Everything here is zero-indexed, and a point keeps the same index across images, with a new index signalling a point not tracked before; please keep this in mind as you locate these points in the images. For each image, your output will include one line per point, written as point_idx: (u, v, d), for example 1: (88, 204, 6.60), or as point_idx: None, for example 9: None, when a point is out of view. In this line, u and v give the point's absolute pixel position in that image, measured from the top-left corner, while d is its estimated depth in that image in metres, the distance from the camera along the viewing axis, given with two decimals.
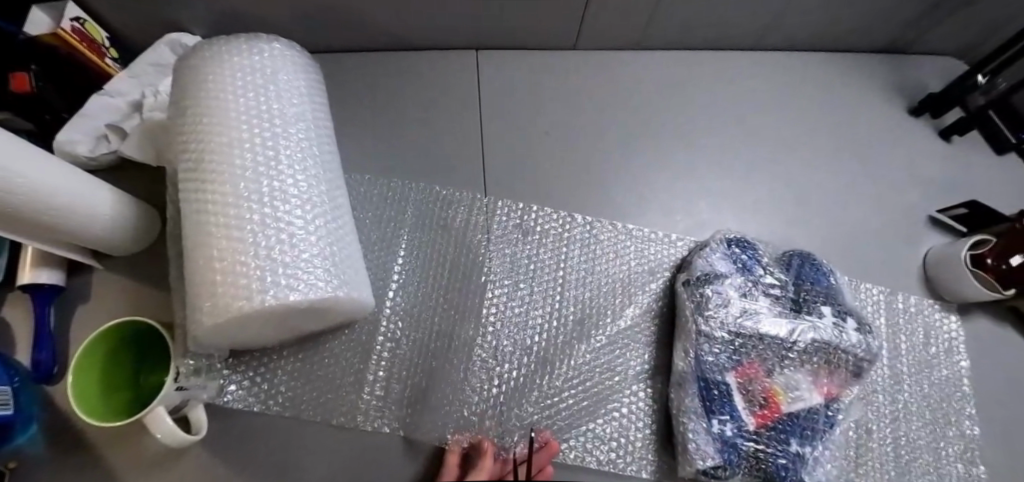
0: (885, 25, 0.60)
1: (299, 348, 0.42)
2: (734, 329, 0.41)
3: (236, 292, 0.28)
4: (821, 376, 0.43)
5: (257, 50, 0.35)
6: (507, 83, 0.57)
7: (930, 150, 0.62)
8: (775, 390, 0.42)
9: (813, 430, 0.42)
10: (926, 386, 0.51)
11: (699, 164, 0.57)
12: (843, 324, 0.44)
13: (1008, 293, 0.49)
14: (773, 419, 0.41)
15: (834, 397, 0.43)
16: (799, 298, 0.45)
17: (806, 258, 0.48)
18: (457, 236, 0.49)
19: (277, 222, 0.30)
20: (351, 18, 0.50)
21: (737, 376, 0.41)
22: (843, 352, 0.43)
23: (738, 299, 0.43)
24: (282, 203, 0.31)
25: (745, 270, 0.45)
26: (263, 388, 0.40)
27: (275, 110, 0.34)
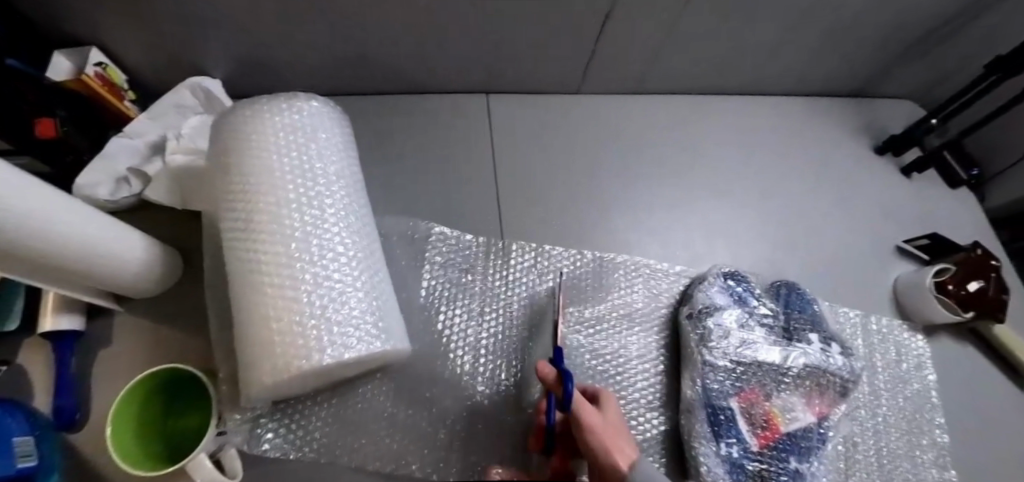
0: (861, 69, 0.64)
1: (334, 394, 0.44)
2: (735, 358, 0.44)
3: (295, 353, 0.32)
4: (814, 398, 0.45)
5: (297, 110, 0.39)
6: (514, 122, 0.60)
7: (894, 185, 0.65)
8: (775, 413, 0.44)
9: (808, 447, 0.44)
10: (896, 399, 0.53)
11: (692, 195, 0.60)
12: (830, 349, 0.47)
13: (967, 315, 0.52)
14: (774, 439, 0.42)
15: (825, 414, 0.45)
16: (790, 327, 0.48)
17: (793, 289, 0.51)
18: (477, 274, 0.51)
19: (322, 279, 0.34)
20: (366, 63, 0.53)
21: (739, 401, 0.43)
22: (834, 373, 0.46)
23: (737, 330, 0.45)
24: (331, 262, 0.35)
25: (742, 302, 0.48)
26: (299, 434, 0.41)
27: (317, 170, 0.38)
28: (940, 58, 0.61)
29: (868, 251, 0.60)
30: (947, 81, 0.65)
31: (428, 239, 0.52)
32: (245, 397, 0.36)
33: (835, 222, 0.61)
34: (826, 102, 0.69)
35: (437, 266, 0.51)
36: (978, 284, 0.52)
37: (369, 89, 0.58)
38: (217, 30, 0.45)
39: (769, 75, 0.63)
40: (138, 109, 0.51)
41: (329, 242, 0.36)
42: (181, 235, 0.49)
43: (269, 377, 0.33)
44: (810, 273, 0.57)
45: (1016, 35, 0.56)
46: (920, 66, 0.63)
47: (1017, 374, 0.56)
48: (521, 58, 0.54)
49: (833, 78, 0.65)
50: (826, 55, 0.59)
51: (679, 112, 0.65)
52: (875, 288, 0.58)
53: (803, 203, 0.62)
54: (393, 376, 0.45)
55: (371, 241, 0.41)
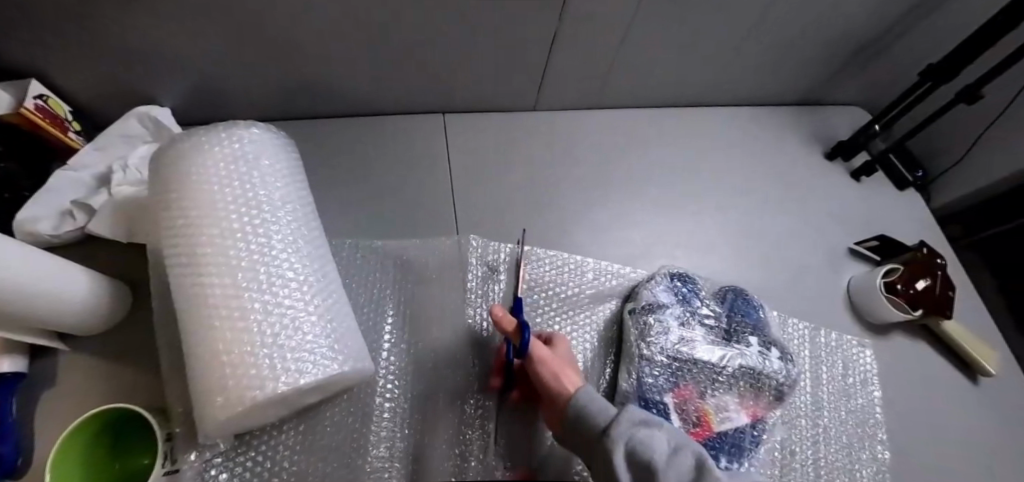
0: (807, 79, 0.66)
1: (302, 419, 0.42)
2: (671, 354, 0.45)
3: (248, 383, 0.31)
4: (747, 399, 0.46)
5: (239, 138, 0.39)
6: (473, 140, 0.60)
7: (845, 189, 0.67)
8: (708, 412, 0.45)
9: (740, 448, 0.44)
10: (840, 412, 0.52)
11: (647, 205, 0.61)
12: (768, 353, 0.47)
13: (915, 313, 0.55)
14: (705, 437, 0.44)
15: (759, 417, 0.46)
16: (731, 328, 0.49)
17: (742, 295, 0.51)
18: (433, 284, 0.51)
19: (277, 307, 0.34)
20: (320, 87, 0.53)
21: (674, 397, 0.45)
22: (766, 377, 0.46)
23: (676, 327, 0.47)
24: (281, 287, 0.35)
25: (685, 300, 0.49)
26: (266, 467, 0.40)
27: (261, 197, 0.38)
28: (879, 66, 0.64)
29: (820, 255, 0.62)
30: (888, 89, 0.68)
31: (381, 248, 0.52)
32: (200, 434, 0.34)
33: (789, 227, 0.63)
34: (777, 112, 0.72)
35: (399, 289, 0.50)
36: (925, 282, 0.55)
37: (325, 112, 0.58)
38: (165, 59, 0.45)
39: (720, 88, 0.66)
40: (85, 140, 0.50)
41: (280, 268, 0.36)
42: (128, 269, 0.48)
43: (221, 411, 0.31)
44: (763, 279, 0.59)
45: (944, 45, 0.60)
46: (862, 74, 0.66)
47: (966, 368, 0.58)
48: (479, 78, 0.55)
49: (782, 88, 0.68)
50: (773, 66, 0.62)
51: (636, 126, 0.66)
52: (831, 291, 0.59)
53: (756, 211, 0.63)
54: (351, 402, 0.44)
55: (325, 263, 0.40)
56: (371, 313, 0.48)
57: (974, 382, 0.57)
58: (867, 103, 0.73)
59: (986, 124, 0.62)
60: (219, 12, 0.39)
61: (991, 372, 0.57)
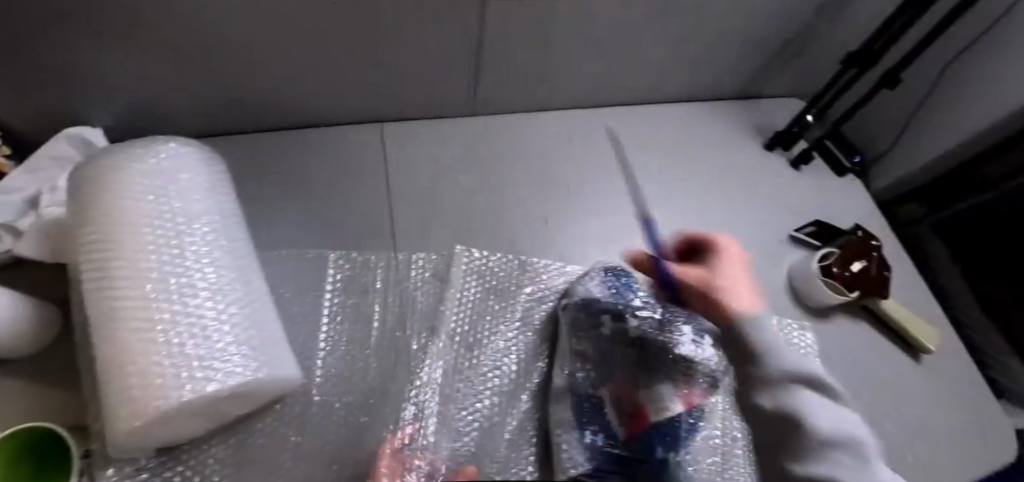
0: (739, 75, 0.69)
1: (232, 432, 0.42)
2: (601, 346, 0.47)
3: (152, 394, 0.31)
4: (682, 389, 0.45)
5: (155, 153, 0.39)
6: (411, 146, 0.61)
7: (783, 178, 0.69)
8: (646, 403, 0.44)
9: (676, 436, 0.44)
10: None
11: (588, 203, 0.62)
12: (702, 341, 0.46)
13: (852, 295, 0.57)
14: (642, 429, 0.43)
15: (697, 404, 0.46)
16: (665, 318, 0.48)
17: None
18: (369, 290, 0.50)
19: (188, 316, 0.34)
20: (251, 102, 0.54)
21: (608, 391, 0.45)
22: (699, 364, 0.46)
23: (609, 321, 0.48)
24: (191, 297, 0.35)
25: (620, 293, 0.50)
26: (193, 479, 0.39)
27: (177, 209, 0.38)
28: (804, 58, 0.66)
29: (760, 243, 0.63)
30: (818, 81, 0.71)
31: (320, 255, 0.51)
32: (113, 447, 0.34)
33: (729, 218, 0.65)
34: (715, 107, 0.73)
35: (334, 298, 0.49)
36: (861, 263, 0.57)
37: (264, 127, 0.59)
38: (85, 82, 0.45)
39: (655, 86, 0.68)
40: (14, 163, 0.50)
41: (190, 279, 0.36)
42: (59, 290, 0.48)
43: (126, 424, 0.31)
44: None
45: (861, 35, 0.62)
46: (789, 67, 0.68)
47: (908, 347, 0.59)
48: (415, 86, 0.57)
49: (719, 83, 0.70)
50: (702, 64, 0.64)
51: (577, 127, 0.68)
52: (773, 276, 0.60)
53: (694, 204, 0.65)
54: (285, 410, 0.44)
55: (244, 273, 0.41)
56: (306, 322, 0.48)
57: (917, 359, 0.58)
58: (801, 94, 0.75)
59: (909, 113, 0.68)
60: (132, 34, 0.40)
61: (932, 349, 0.58)
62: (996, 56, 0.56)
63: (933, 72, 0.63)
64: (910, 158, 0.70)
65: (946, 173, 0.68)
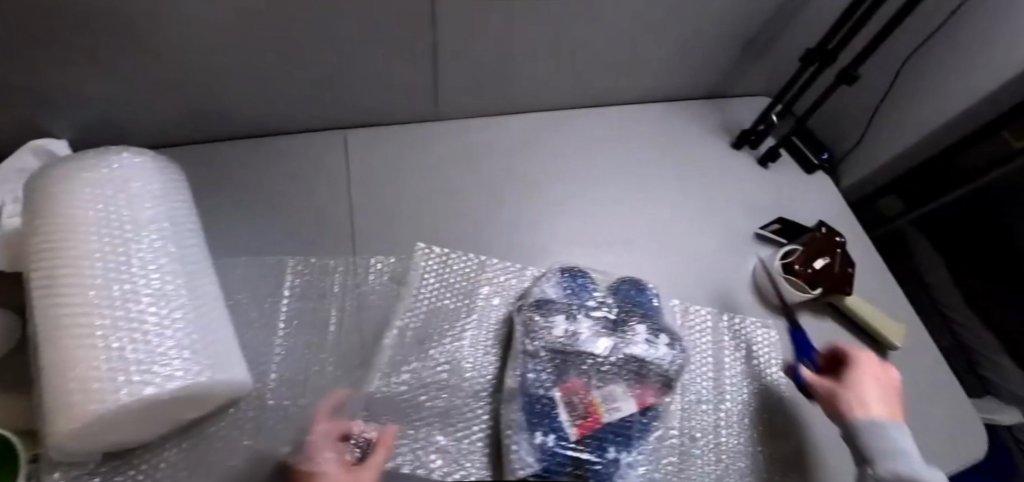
0: (700, 76, 0.70)
1: (184, 436, 0.42)
2: (553, 347, 0.46)
3: (90, 397, 0.31)
4: (635, 387, 0.46)
5: (106, 163, 0.40)
6: (373, 152, 0.62)
7: (751, 177, 0.69)
8: (598, 402, 0.44)
9: (627, 435, 0.44)
10: (741, 398, 0.52)
11: (553, 203, 0.62)
12: (656, 340, 0.48)
13: (814, 292, 0.56)
14: (593, 429, 0.43)
15: (651, 404, 0.46)
16: (620, 319, 0.50)
17: (636, 283, 0.53)
18: (326, 293, 0.51)
19: (130, 322, 0.35)
20: (212, 112, 0.54)
21: (562, 392, 0.44)
22: (652, 364, 0.47)
23: (563, 322, 0.48)
24: (133, 303, 0.36)
25: (574, 293, 0.50)
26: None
27: (125, 216, 0.39)
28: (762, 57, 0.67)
29: (725, 242, 0.63)
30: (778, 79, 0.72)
31: (280, 260, 0.52)
32: (58, 451, 0.34)
33: (695, 215, 0.65)
34: (681, 107, 0.74)
35: (292, 302, 0.50)
36: (824, 260, 0.57)
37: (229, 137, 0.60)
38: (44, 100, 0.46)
39: (617, 88, 0.69)
40: None
41: (133, 285, 0.36)
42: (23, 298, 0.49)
43: (64, 427, 0.32)
44: (669, 265, 0.60)
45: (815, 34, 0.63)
46: (749, 68, 0.70)
47: (877, 344, 0.58)
48: (376, 94, 0.58)
49: (683, 83, 0.71)
50: (661, 66, 0.65)
51: (542, 130, 0.68)
52: (736, 278, 0.61)
53: (660, 203, 0.65)
54: (240, 413, 0.44)
55: (193, 279, 0.42)
56: (264, 326, 0.49)
57: (883, 356, 0.58)
58: (766, 91, 0.76)
59: (872, 109, 0.69)
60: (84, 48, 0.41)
61: (898, 346, 0.57)
62: (953, 51, 0.56)
63: (893, 68, 0.64)
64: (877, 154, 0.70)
65: (911, 173, 0.70)
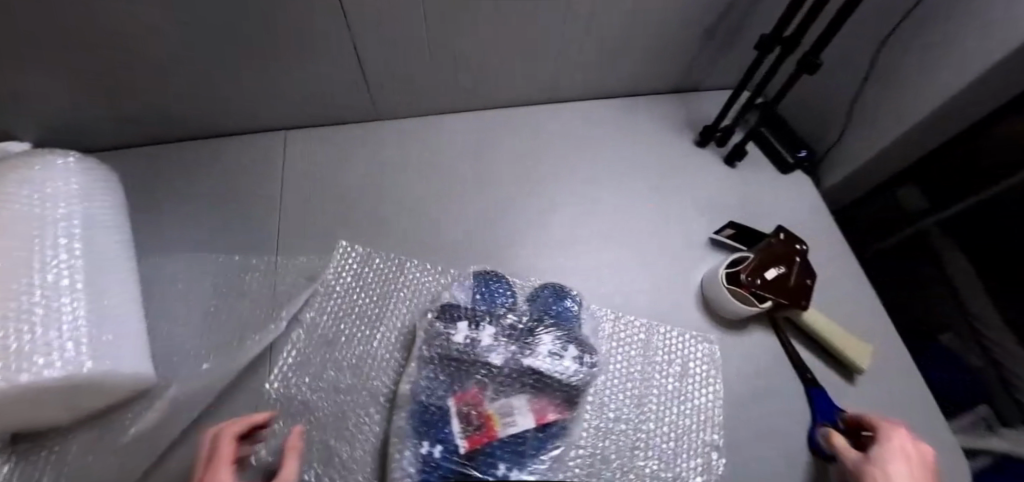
0: (658, 67, 0.67)
1: (97, 422, 0.44)
2: (447, 353, 0.44)
3: None
4: (535, 401, 0.43)
5: (33, 164, 0.43)
6: (314, 151, 0.62)
7: (714, 176, 0.66)
8: (493, 413, 0.41)
9: (522, 452, 0.41)
10: (667, 418, 0.48)
11: (492, 201, 0.61)
12: (563, 352, 0.45)
13: (763, 306, 0.51)
14: (485, 443, 0.40)
15: (551, 421, 0.43)
16: (529, 328, 0.47)
17: (557, 291, 0.49)
18: (247, 289, 0.52)
19: (23, 313, 0.36)
20: (161, 112, 0.56)
21: (456, 401, 0.42)
22: (550, 376, 0.43)
23: (467, 329, 0.45)
24: (28, 296, 0.37)
25: (485, 299, 0.48)
26: (50, 465, 0.41)
27: (42, 213, 0.41)
28: (721, 46, 0.64)
29: (677, 245, 0.59)
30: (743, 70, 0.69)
31: (210, 256, 0.53)
32: None
33: (645, 219, 0.61)
34: (644, 101, 0.72)
35: (216, 297, 0.51)
36: (778, 270, 0.51)
37: (175, 139, 0.61)
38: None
39: (569, 83, 0.68)
40: None
41: (29, 279, 0.38)
42: None
43: None
44: (609, 266, 0.57)
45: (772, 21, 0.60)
46: (709, 59, 0.66)
47: (841, 366, 0.52)
48: (317, 95, 0.59)
49: (639, 72, 0.68)
50: (610, 59, 0.63)
51: (487, 129, 0.67)
52: (680, 287, 0.56)
53: (609, 204, 0.62)
54: (151, 402, 0.46)
55: (100, 276, 0.43)
56: (186, 318, 0.50)
57: (851, 381, 0.51)
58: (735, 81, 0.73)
59: (860, 83, 0.59)
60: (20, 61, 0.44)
61: (865, 370, 0.50)
62: (937, 34, 0.49)
63: (866, 57, 0.57)
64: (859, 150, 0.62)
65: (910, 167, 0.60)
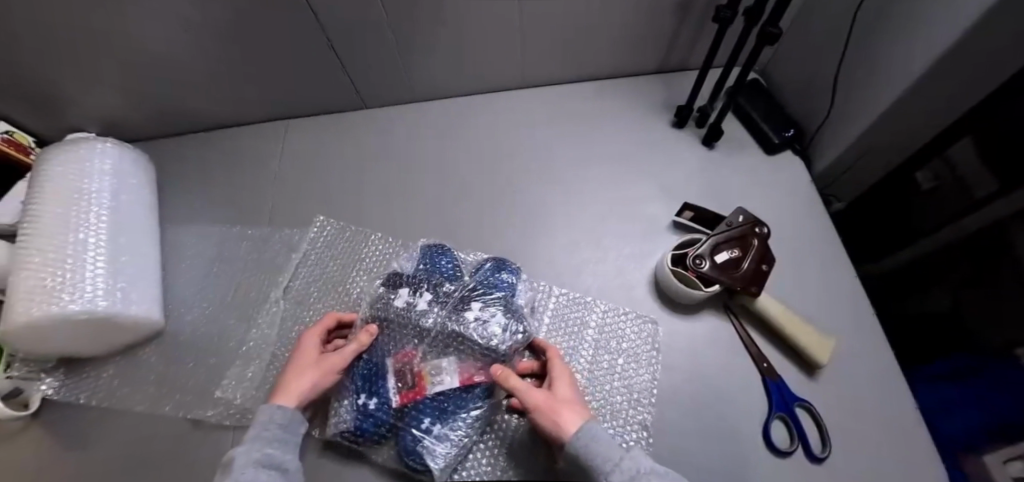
0: (636, 49, 0.66)
1: (123, 355, 0.55)
2: (391, 316, 0.45)
3: (34, 307, 0.44)
4: (464, 363, 0.44)
5: (85, 146, 0.54)
6: (309, 135, 0.70)
7: (689, 159, 0.65)
8: (425, 372, 0.43)
9: (449, 410, 0.42)
10: (598, 393, 0.48)
11: (461, 182, 0.65)
12: (488, 319, 0.45)
13: (708, 290, 0.49)
14: (413, 400, 0.42)
15: (476, 383, 0.43)
16: (465, 296, 0.47)
17: (497, 264, 0.51)
18: (241, 253, 0.60)
19: (64, 262, 0.47)
20: (191, 115, 0.66)
21: (395, 360, 0.44)
22: (473, 340, 0.43)
23: (409, 295, 0.46)
24: (73, 248, 0.48)
25: (428, 268, 0.50)
26: (86, 385, 0.52)
27: (88, 186, 0.52)
28: (699, 24, 0.62)
29: (637, 228, 0.60)
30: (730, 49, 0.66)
31: (217, 225, 0.63)
32: (24, 350, 0.48)
33: (608, 201, 0.62)
34: (625, 83, 0.72)
35: (218, 260, 0.60)
36: (727, 255, 0.49)
37: (194, 130, 0.70)
38: (59, 109, 0.61)
39: (546, 69, 0.69)
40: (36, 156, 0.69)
41: (72, 237, 0.48)
42: None
43: (21, 329, 0.45)
44: (564, 245, 0.59)
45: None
46: (690, 37, 0.64)
47: (800, 356, 0.50)
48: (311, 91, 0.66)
49: (614, 56, 0.68)
50: (583, 44, 0.64)
51: (465, 114, 0.71)
52: (632, 270, 0.56)
53: (574, 186, 0.64)
54: (161, 342, 0.56)
55: (125, 236, 0.53)
56: (192, 276, 0.60)
57: (808, 374, 0.49)
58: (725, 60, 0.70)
59: (841, 51, 0.56)
60: (83, 76, 0.55)
61: (827, 365, 0.47)
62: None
63: (847, 25, 0.54)
64: (847, 132, 0.58)
65: (939, 135, 0.53)
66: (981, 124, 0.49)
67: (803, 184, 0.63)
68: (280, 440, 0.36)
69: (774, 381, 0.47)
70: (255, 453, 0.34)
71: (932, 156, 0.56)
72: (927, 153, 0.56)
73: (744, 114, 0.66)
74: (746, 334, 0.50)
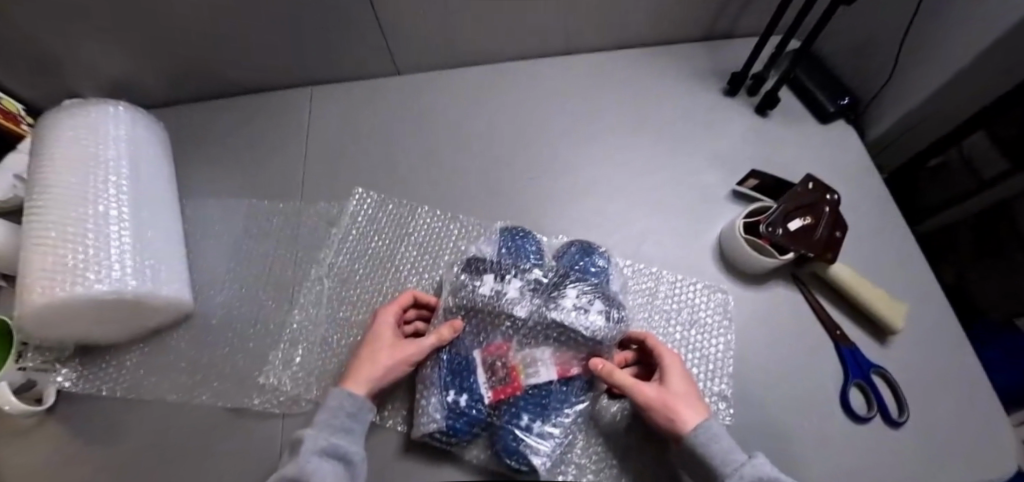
0: (686, 14, 0.63)
1: (147, 342, 0.50)
2: (472, 301, 0.42)
3: (53, 289, 0.39)
4: (561, 353, 0.41)
5: (94, 110, 0.48)
6: (339, 103, 0.65)
7: (740, 128, 0.63)
8: (518, 366, 0.41)
9: (548, 405, 0.41)
10: None
11: (506, 153, 0.61)
12: (588, 307, 0.41)
13: (785, 258, 0.47)
14: (511, 395, 0.40)
15: (573, 375, 0.42)
16: (558, 280, 0.44)
17: (584, 248, 0.48)
18: (274, 228, 0.56)
19: (82, 236, 0.41)
20: (207, 77, 0.60)
21: (484, 353, 0.41)
22: (578, 332, 0.40)
23: (495, 281, 0.42)
24: (91, 222, 0.42)
25: (514, 252, 0.46)
26: (108, 376, 0.47)
27: (101, 153, 0.46)
28: None
29: (694, 197, 0.58)
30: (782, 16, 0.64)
31: (242, 200, 0.58)
32: (39, 337, 0.43)
33: (661, 171, 0.60)
34: (669, 51, 0.69)
35: (248, 237, 0.56)
36: (801, 222, 0.47)
37: (208, 95, 0.64)
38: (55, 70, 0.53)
39: (591, 35, 0.66)
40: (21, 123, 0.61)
41: (85, 210, 0.43)
42: None
43: (38, 313, 0.39)
44: (622, 216, 0.57)
45: None
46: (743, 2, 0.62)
47: (870, 323, 0.49)
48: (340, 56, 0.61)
49: (662, 22, 0.65)
50: (633, 9, 0.61)
51: (504, 82, 0.67)
52: (694, 239, 0.55)
53: (625, 155, 0.61)
54: (189, 327, 0.51)
55: (146, 210, 0.48)
56: (219, 254, 0.55)
57: (880, 342, 0.49)
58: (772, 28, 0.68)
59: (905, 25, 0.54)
60: (85, 31, 0.48)
61: (900, 330, 0.47)
62: None
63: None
64: (902, 101, 0.58)
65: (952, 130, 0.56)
66: (1000, 120, 0.52)
67: (853, 154, 0.62)
68: (345, 429, 0.37)
69: (848, 347, 0.47)
70: (320, 441, 0.35)
71: (946, 147, 0.59)
72: (945, 143, 0.58)
73: (795, 83, 0.65)
74: (816, 302, 0.50)
